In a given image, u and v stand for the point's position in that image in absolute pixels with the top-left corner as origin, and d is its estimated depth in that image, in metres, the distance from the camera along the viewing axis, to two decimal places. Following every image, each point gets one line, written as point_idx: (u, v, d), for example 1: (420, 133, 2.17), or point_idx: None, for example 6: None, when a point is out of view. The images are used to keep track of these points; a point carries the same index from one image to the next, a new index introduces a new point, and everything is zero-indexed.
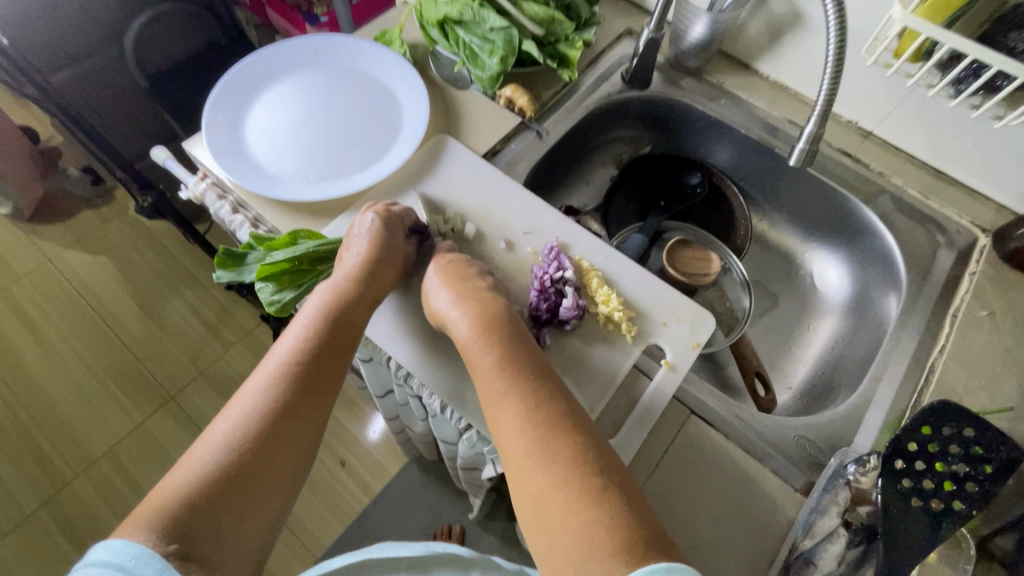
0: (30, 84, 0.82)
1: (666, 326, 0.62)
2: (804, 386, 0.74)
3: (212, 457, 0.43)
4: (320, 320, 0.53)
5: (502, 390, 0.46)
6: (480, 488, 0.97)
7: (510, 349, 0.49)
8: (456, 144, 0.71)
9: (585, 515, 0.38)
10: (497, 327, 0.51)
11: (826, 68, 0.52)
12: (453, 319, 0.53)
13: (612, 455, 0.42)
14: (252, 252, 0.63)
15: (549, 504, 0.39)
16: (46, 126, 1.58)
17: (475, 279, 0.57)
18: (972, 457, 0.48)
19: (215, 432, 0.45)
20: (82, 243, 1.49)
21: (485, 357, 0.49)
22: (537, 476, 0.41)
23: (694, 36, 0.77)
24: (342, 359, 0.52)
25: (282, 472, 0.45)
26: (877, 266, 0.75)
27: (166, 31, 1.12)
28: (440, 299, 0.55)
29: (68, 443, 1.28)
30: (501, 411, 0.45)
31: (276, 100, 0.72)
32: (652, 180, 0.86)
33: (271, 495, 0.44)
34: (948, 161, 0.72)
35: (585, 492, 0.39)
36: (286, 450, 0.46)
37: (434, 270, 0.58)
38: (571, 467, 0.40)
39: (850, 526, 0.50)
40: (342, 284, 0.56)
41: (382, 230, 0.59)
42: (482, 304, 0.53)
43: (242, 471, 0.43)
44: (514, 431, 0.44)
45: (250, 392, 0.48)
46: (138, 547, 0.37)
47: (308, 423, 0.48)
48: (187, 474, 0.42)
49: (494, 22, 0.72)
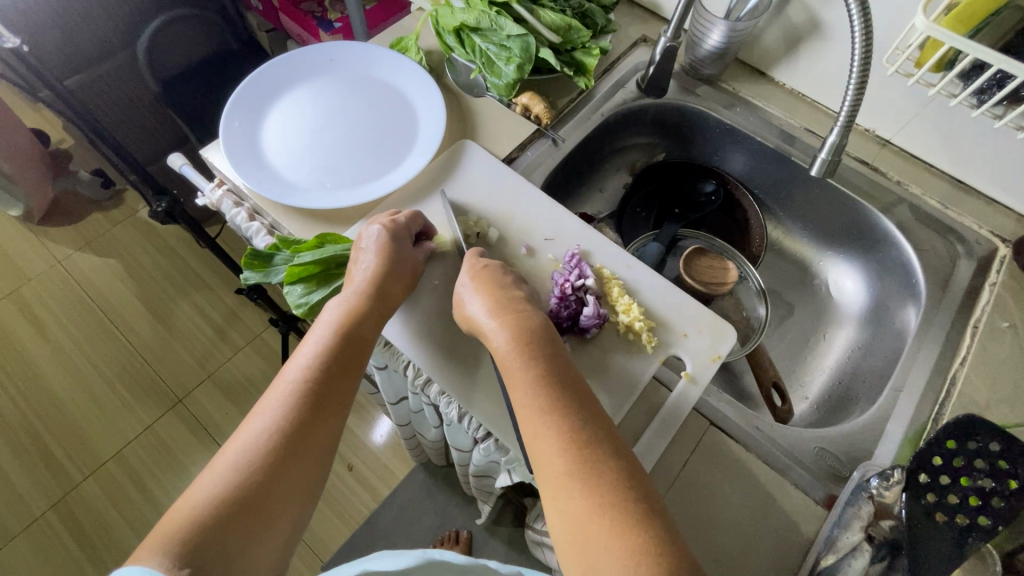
0: (46, 89, 0.82)
1: (687, 337, 0.62)
2: (821, 396, 0.74)
3: (225, 481, 0.43)
4: (332, 336, 0.52)
5: (541, 408, 0.45)
6: (490, 495, 0.97)
7: (551, 365, 0.48)
8: (476, 150, 0.71)
9: (622, 543, 0.37)
10: (533, 341, 0.50)
11: (850, 79, 0.52)
12: (489, 328, 0.52)
13: (646, 480, 0.42)
14: (279, 254, 0.63)
15: (586, 527, 0.39)
16: (56, 129, 1.59)
17: (511, 289, 0.56)
18: (998, 472, 0.47)
19: (229, 454, 0.45)
20: (92, 246, 1.50)
21: (521, 371, 0.48)
22: (576, 498, 0.40)
23: (711, 45, 0.77)
24: (352, 376, 0.51)
25: (295, 494, 0.45)
26: (894, 276, 0.75)
27: (179, 36, 1.12)
28: (475, 307, 0.55)
29: (77, 446, 1.28)
30: (540, 427, 0.44)
31: (292, 107, 0.72)
32: (667, 187, 0.85)
33: (283, 518, 0.43)
34: (967, 171, 0.72)
35: (621, 518, 0.39)
36: (299, 472, 0.45)
37: (468, 275, 0.58)
38: (611, 490, 0.40)
39: (873, 540, 0.49)
40: (354, 297, 0.55)
41: (391, 243, 0.59)
42: (519, 317, 0.52)
43: (255, 495, 0.42)
44: (552, 452, 0.43)
45: (264, 412, 0.47)
46: (152, 575, 0.36)
47: (322, 443, 0.47)
48: (200, 498, 0.42)
49: (511, 30, 0.71)
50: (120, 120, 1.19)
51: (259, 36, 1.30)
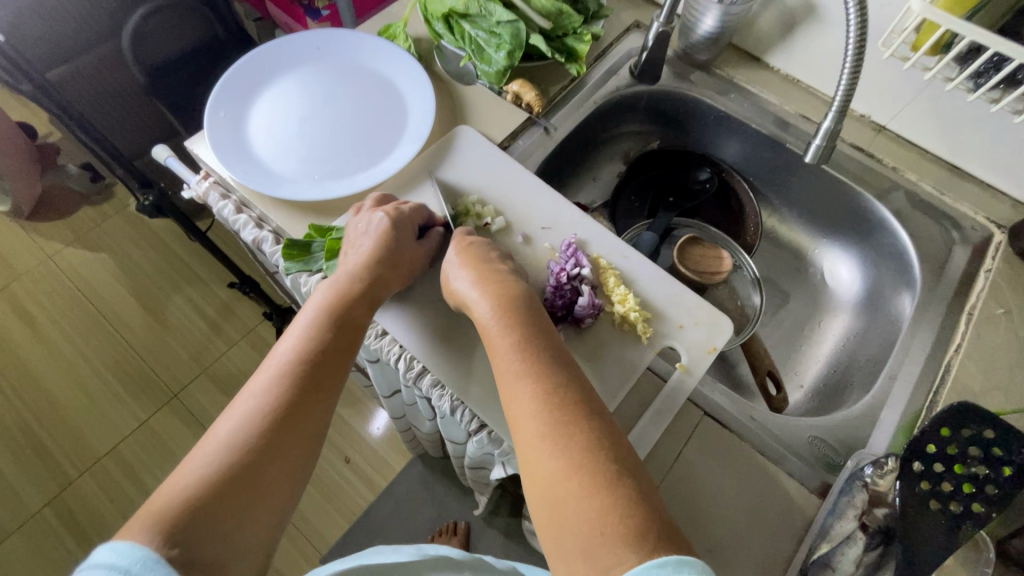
0: (26, 80, 0.80)
1: (683, 329, 0.61)
2: (816, 384, 0.74)
3: (216, 458, 0.42)
4: (323, 320, 0.51)
5: (519, 372, 0.45)
6: (487, 487, 0.97)
7: (529, 330, 0.48)
8: (472, 134, 0.70)
9: (591, 504, 0.37)
10: (513, 307, 0.50)
11: (845, 64, 0.51)
12: (472, 299, 0.52)
13: (622, 439, 0.41)
14: (316, 242, 0.62)
15: (558, 487, 0.38)
16: (44, 122, 1.56)
17: (495, 264, 0.56)
18: (992, 459, 0.47)
19: (220, 431, 0.44)
20: (82, 240, 1.48)
21: (503, 339, 0.48)
22: (548, 458, 0.40)
23: (705, 29, 0.76)
24: (345, 357, 0.51)
25: (286, 472, 0.44)
26: (890, 262, 0.74)
27: (163, 26, 1.10)
28: (460, 279, 0.54)
29: (71, 442, 1.27)
30: (514, 391, 0.44)
31: (278, 96, 0.71)
32: (662, 174, 0.84)
33: (272, 498, 0.43)
34: (964, 157, 0.71)
35: (591, 481, 0.38)
36: (288, 453, 0.45)
37: (454, 252, 0.57)
38: (583, 452, 0.39)
39: (867, 528, 0.48)
40: (347, 281, 0.55)
41: (391, 231, 0.58)
42: (500, 286, 0.52)
43: (246, 472, 0.42)
44: (526, 414, 0.42)
45: (255, 389, 0.47)
46: (142, 551, 0.36)
47: (313, 422, 0.47)
48: (192, 475, 0.41)
49: (501, 16, 0.70)
50: (104, 112, 1.16)
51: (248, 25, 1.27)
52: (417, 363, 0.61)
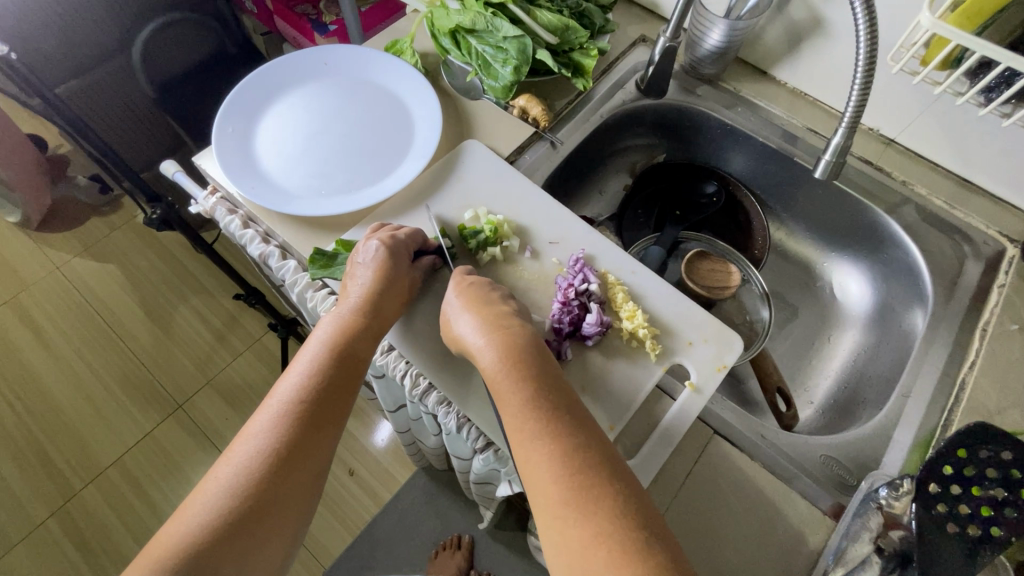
0: (37, 96, 0.81)
1: (692, 346, 0.60)
2: (826, 401, 0.73)
3: (216, 507, 0.42)
4: (326, 356, 0.51)
5: (534, 431, 0.44)
6: (493, 502, 0.96)
7: (542, 386, 0.47)
8: (479, 149, 0.70)
9: (621, 574, 0.36)
10: (522, 358, 0.49)
11: (854, 80, 0.51)
12: (478, 347, 0.51)
13: (647, 504, 0.40)
14: (343, 254, 0.62)
15: (586, 558, 0.37)
16: (55, 135, 1.58)
17: (499, 305, 0.55)
18: (1010, 481, 0.45)
19: (220, 474, 0.44)
20: (90, 251, 1.49)
21: (512, 393, 0.47)
22: (572, 526, 0.39)
23: (711, 44, 0.76)
24: (346, 395, 0.50)
25: (288, 517, 0.44)
26: (901, 277, 0.73)
27: (171, 40, 1.11)
28: (465, 327, 0.53)
29: (76, 453, 1.27)
30: (531, 451, 0.43)
31: (288, 112, 0.71)
32: (669, 188, 0.84)
33: (276, 540, 0.43)
34: (974, 170, 0.70)
35: (618, 549, 0.37)
36: (290, 496, 0.44)
37: (455, 294, 0.56)
38: (609, 519, 0.38)
39: (883, 552, 0.48)
40: (348, 315, 0.54)
41: (388, 259, 0.57)
42: (508, 335, 0.51)
43: (246, 520, 0.42)
44: (545, 477, 0.41)
45: (256, 430, 0.46)
46: None
47: (313, 465, 0.46)
48: (191, 524, 0.41)
49: (507, 31, 0.70)
50: (112, 125, 1.17)
51: (257, 39, 1.27)
52: (423, 380, 0.60)
